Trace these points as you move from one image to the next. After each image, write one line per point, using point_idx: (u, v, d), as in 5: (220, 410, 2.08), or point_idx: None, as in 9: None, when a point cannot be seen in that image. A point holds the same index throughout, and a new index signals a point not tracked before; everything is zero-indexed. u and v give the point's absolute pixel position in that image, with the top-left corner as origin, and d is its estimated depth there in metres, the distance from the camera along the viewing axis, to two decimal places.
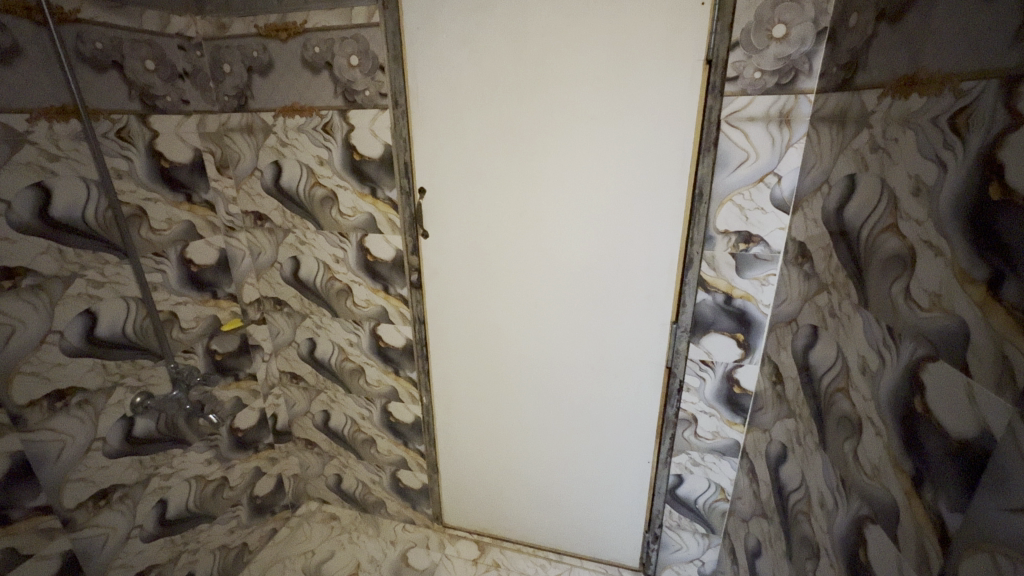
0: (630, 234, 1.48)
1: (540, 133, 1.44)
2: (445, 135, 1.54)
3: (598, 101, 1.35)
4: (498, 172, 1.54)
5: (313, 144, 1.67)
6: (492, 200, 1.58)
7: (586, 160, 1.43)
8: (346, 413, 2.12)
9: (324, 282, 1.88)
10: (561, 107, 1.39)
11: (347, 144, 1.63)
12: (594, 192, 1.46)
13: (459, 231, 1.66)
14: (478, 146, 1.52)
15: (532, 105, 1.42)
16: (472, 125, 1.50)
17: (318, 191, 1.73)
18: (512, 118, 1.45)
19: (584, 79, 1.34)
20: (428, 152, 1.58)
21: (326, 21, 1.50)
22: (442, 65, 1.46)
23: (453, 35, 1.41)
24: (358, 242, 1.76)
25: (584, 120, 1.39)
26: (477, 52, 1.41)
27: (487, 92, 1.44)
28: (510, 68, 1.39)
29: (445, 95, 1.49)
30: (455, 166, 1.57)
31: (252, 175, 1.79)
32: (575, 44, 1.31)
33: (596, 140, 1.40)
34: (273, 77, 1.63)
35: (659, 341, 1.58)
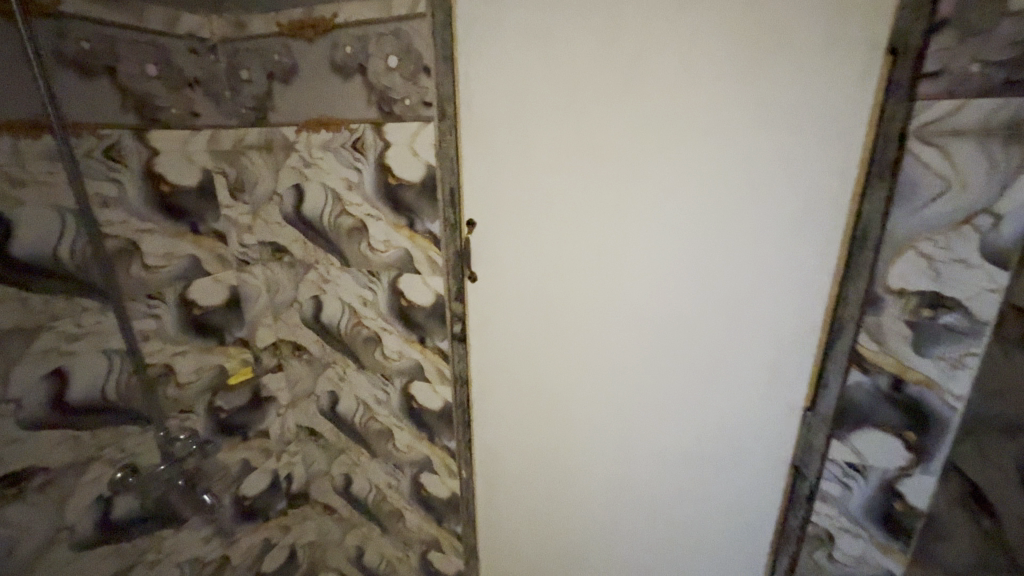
0: (748, 285, 1.09)
1: (630, 151, 1.09)
2: (502, 154, 1.21)
3: (715, 106, 0.99)
4: (571, 200, 1.19)
5: (341, 165, 1.37)
6: (559, 236, 1.23)
7: (694, 186, 1.06)
8: (370, 479, 1.79)
9: (350, 328, 1.57)
10: (661, 115, 1.04)
11: (382, 165, 1.32)
12: (701, 231, 1.09)
13: (515, 273, 1.32)
14: (545, 166, 1.18)
15: (621, 113, 1.07)
16: (538, 140, 1.16)
17: (346, 221, 1.43)
18: (591, 131, 1.11)
19: (697, 76, 0.98)
20: (479, 174, 1.25)
21: (361, 14, 1.21)
22: (502, 63, 1.13)
23: (518, 23, 1.09)
24: (391, 283, 1.44)
25: (693, 131, 1.02)
26: (549, 45, 1.08)
27: (560, 98, 1.11)
28: (593, 64, 1.05)
29: (505, 102, 1.16)
30: (513, 191, 1.23)
31: (271, 200, 1.51)
32: (688, 29, 0.96)
33: (709, 159, 1.03)
34: (298, 85, 1.34)
35: (782, 428, 1.17)
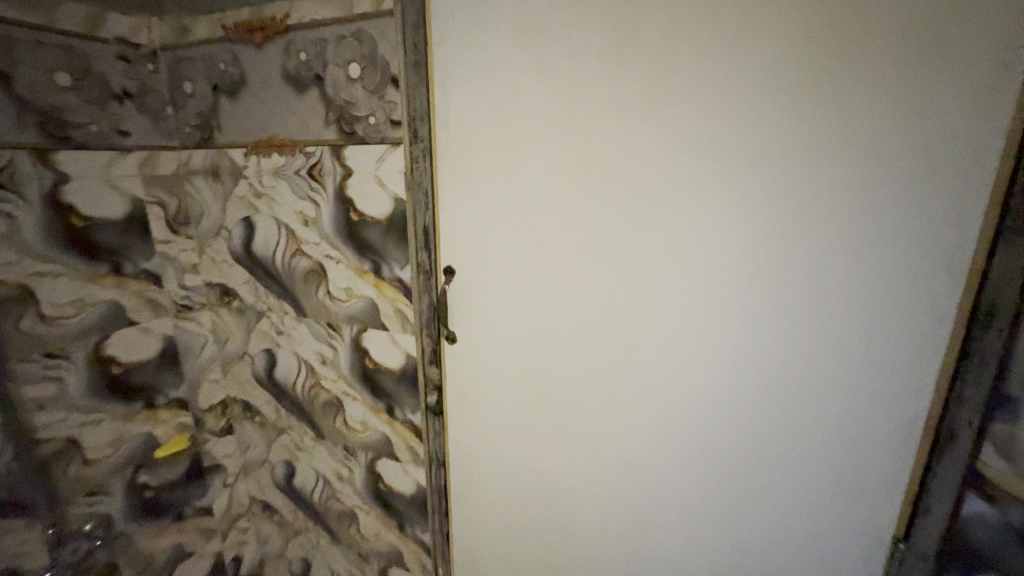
0: (812, 375, 0.78)
1: (652, 186, 0.81)
2: (486, 186, 0.95)
3: (773, 129, 0.70)
4: (573, 247, 0.91)
5: (294, 196, 1.13)
6: (558, 292, 0.95)
7: (741, 237, 0.76)
8: (331, 567, 1.49)
9: (307, 389, 1.30)
10: (696, 141, 0.75)
11: (342, 197, 1.07)
12: (751, 297, 0.79)
13: (502, 334, 1.04)
14: (541, 204, 0.91)
15: (640, 137, 0.79)
16: (528, 170, 0.90)
17: (301, 263, 1.17)
18: (601, 160, 0.84)
19: (747, 87, 0.70)
20: (459, 211, 0.99)
21: (317, 13, 0.98)
22: (486, 72, 0.88)
23: (506, 21, 0.84)
24: (352, 339, 1.18)
25: (742, 162, 0.74)
26: (546, 49, 0.82)
27: (560, 117, 0.85)
28: (603, 71, 0.79)
29: (490, 122, 0.91)
30: (500, 233, 0.97)
31: (218, 235, 1.26)
32: (735, 22, 0.68)
33: (763, 201, 0.74)
34: (246, 100, 1.11)
35: (858, 564, 0.85)
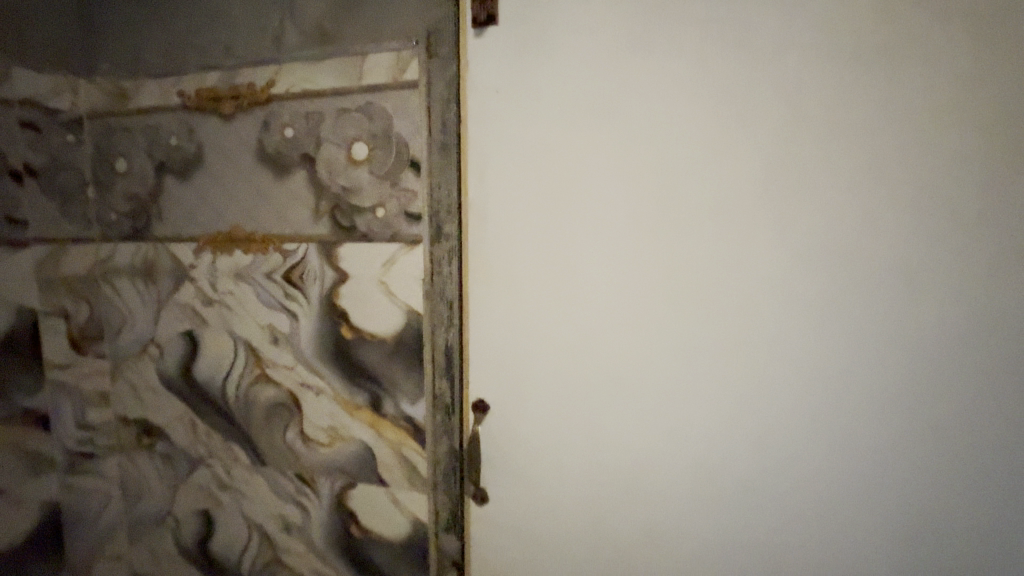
0: (987, 542, 0.60)
1: (768, 299, 0.63)
2: (536, 297, 0.73)
3: (930, 234, 0.58)
4: (656, 376, 0.69)
5: (261, 304, 0.85)
6: (633, 435, 0.71)
7: (889, 363, 0.60)
8: None
9: (259, 567, 0.93)
10: (829, 246, 0.60)
11: (330, 308, 0.81)
12: (902, 442, 0.61)
13: (554, 493, 0.76)
14: (612, 319, 0.70)
15: (753, 240, 0.63)
16: (596, 278, 0.70)
17: (264, 393, 0.87)
18: (699, 266, 0.65)
19: (895, 187, 0.58)
20: (495, 327, 0.75)
21: (312, 81, 0.77)
22: (542, 158, 0.70)
23: (572, 99, 0.68)
24: (334, 497, 0.86)
25: (882, 275, 0.60)
26: (626, 132, 0.66)
27: (643, 213, 0.67)
28: (704, 160, 0.63)
29: (544, 217, 0.71)
30: (552, 357, 0.73)
31: (143, 353, 0.93)
32: (879, 113, 0.57)
33: (918, 319, 0.59)
34: (202, 182, 0.85)
35: None
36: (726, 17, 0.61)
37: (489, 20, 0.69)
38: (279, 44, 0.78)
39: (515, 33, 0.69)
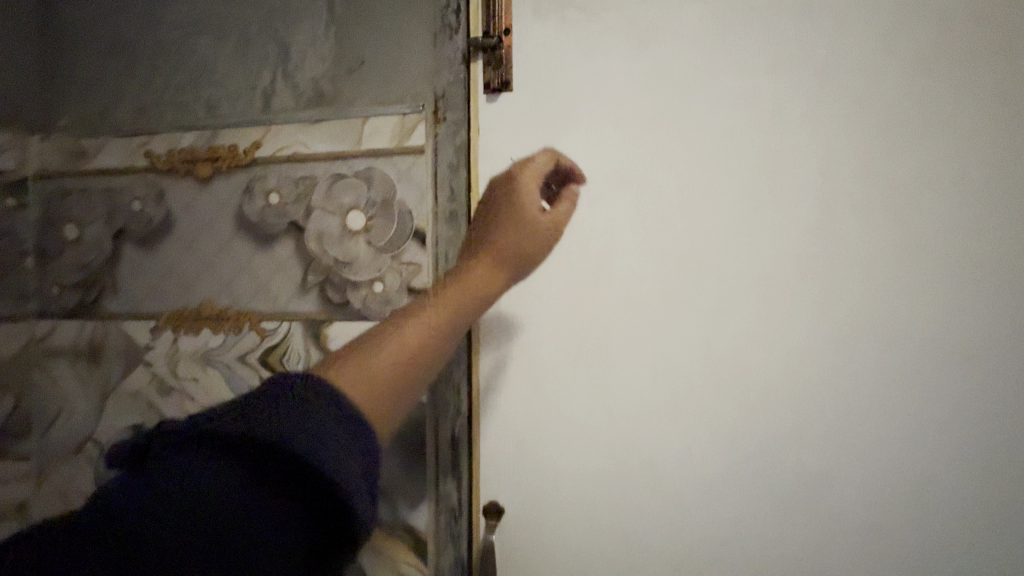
0: None
1: (815, 379, 0.59)
2: (560, 384, 0.64)
3: (971, 309, 0.56)
4: (698, 468, 0.62)
5: (230, 393, 0.73)
6: (672, 535, 0.63)
7: (940, 443, 0.58)
8: None
9: None
10: (873, 323, 0.58)
11: None
12: (954, 531, 0.58)
13: None
14: (647, 405, 0.63)
15: (797, 317, 0.59)
16: (624, 360, 0.63)
17: None
18: (742, 346, 0.60)
19: (935, 262, 0.57)
20: (512, 415, 0.66)
21: (305, 145, 0.70)
22: (563, 228, 0.64)
23: (595, 167, 0.63)
24: None
25: (923, 354, 0.57)
26: (656, 203, 0.62)
27: (678, 289, 0.61)
28: (741, 234, 0.60)
29: (567, 293, 0.64)
30: (579, 449, 0.65)
31: (77, 453, 0.78)
32: (914, 189, 0.57)
33: (963, 397, 0.57)
34: (168, 252, 0.75)
35: None
36: (756, 91, 0.59)
37: (503, 87, 0.66)
38: (269, 103, 0.72)
39: (531, 100, 0.65)
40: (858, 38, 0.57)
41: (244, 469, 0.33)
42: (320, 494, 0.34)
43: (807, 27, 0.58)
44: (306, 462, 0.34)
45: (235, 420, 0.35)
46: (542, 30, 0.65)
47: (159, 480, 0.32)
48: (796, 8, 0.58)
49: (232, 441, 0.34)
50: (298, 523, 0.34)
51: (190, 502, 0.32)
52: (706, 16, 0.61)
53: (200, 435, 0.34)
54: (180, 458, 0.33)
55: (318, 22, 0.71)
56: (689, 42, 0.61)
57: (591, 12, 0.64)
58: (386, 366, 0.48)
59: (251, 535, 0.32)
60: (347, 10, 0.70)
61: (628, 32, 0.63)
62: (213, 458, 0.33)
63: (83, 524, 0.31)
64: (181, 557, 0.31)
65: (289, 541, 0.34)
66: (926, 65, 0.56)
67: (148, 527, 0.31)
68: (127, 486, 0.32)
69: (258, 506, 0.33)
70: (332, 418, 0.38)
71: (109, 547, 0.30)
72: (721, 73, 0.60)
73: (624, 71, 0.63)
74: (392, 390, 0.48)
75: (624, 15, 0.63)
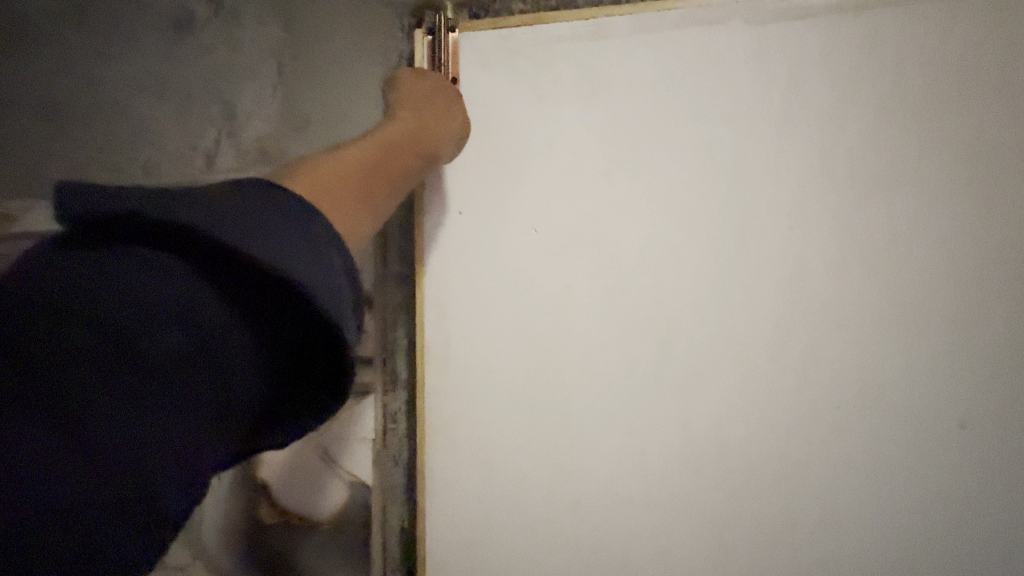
0: None
1: (795, 450, 0.54)
2: (510, 459, 0.58)
3: (963, 373, 0.52)
4: (679, 561, 0.55)
5: None
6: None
7: (939, 525, 0.52)
8: None
9: None
10: (856, 386, 0.53)
11: (247, 482, 0.62)
12: None
13: None
14: (612, 483, 0.56)
15: (776, 384, 0.54)
16: (580, 431, 0.57)
17: None
18: (720, 418, 0.55)
19: (914, 322, 0.53)
20: (465, 503, 0.59)
21: None
22: (516, 289, 0.59)
23: (547, 221, 0.59)
24: None
25: (896, 418, 0.53)
26: (613, 262, 0.58)
27: (643, 356, 0.56)
28: (710, 296, 0.56)
29: (523, 362, 0.59)
30: (541, 540, 0.57)
31: None
32: (883, 245, 0.54)
33: (964, 473, 0.51)
34: None
35: None
36: (713, 141, 0.57)
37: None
38: (212, 164, 0.69)
39: (480, 150, 0.62)
40: (804, 92, 0.56)
41: (225, 296, 0.31)
42: (304, 305, 0.32)
43: (756, 82, 0.57)
44: (297, 281, 0.31)
45: (215, 215, 0.31)
46: (490, 78, 0.62)
47: (155, 298, 0.29)
48: (745, 61, 0.57)
49: (218, 254, 0.31)
50: (286, 329, 0.33)
51: (204, 344, 0.30)
52: (659, 63, 0.59)
53: (181, 245, 0.31)
54: (169, 276, 0.30)
55: (264, 83, 0.69)
56: (643, 90, 0.59)
57: (544, 62, 0.61)
58: (336, 170, 0.41)
59: (256, 357, 0.32)
60: (294, 68, 0.68)
61: (579, 80, 0.60)
62: (205, 284, 0.31)
63: (53, 350, 0.27)
64: (176, 382, 0.29)
65: (292, 359, 0.34)
66: (876, 119, 0.55)
67: (162, 366, 0.29)
68: (87, 292, 0.28)
69: (260, 252, 0.30)
70: (326, 241, 0.34)
71: (128, 380, 0.28)
72: (676, 125, 0.58)
73: (577, 123, 0.60)
74: (349, 186, 0.41)
75: (576, 65, 0.60)
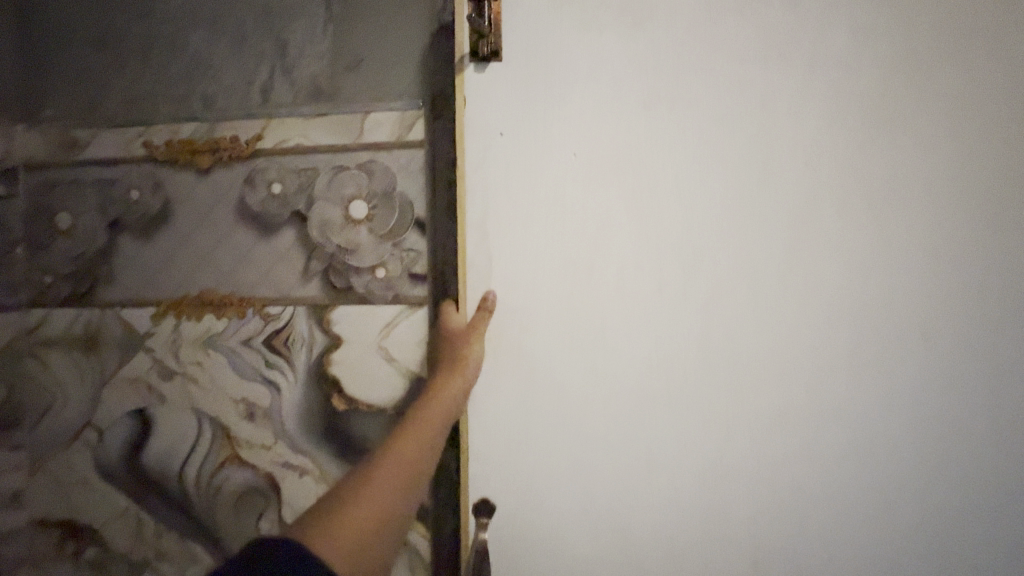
0: (948, 547, 0.67)
1: (773, 339, 0.68)
2: (548, 345, 0.71)
3: (901, 280, 0.67)
4: (684, 440, 0.70)
5: (240, 381, 0.76)
6: (662, 502, 0.71)
7: (875, 394, 0.68)
8: None
9: None
10: (824, 287, 0.68)
11: (320, 376, 0.74)
12: (875, 467, 0.68)
13: (562, 548, 0.72)
14: (632, 363, 0.70)
15: (765, 298, 0.68)
16: (608, 322, 0.70)
17: (233, 479, 0.76)
18: (728, 329, 0.69)
19: (878, 251, 0.67)
20: (507, 395, 0.72)
21: (308, 136, 0.74)
22: (560, 203, 0.70)
23: (588, 145, 0.69)
24: None
25: (852, 314, 0.67)
26: (641, 192, 0.69)
27: (664, 263, 0.69)
28: (723, 226, 0.68)
29: (563, 267, 0.70)
30: (573, 408, 0.71)
31: (74, 442, 0.79)
32: (854, 178, 0.67)
33: (904, 367, 0.67)
34: (167, 242, 0.77)
35: None
36: (744, 74, 0.67)
37: (491, 55, 0.69)
38: (269, 99, 0.75)
39: (532, 73, 0.69)
40: (798, 52, 0.67)
41: None
42: None
43: (759, 41, 0.67)
44: None
45: None
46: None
47: None
48: (751, 22, 0.67)
49: None
50: None
51: None
52: None
53: None
54: None
55: (315, 22, 0.74)
56: (682, 21, 0.68)
57: (582, 15, 0.69)
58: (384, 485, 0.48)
59: None
60: (346, 9, 0.74)
61: (624, 6, 0.68)
62: None
63: None
64: None
65: None
66: (852, 79, 0.66)
67: None
68: None
69: None
70: None
71: None
72: (692, 76, 0.68)
73: (612, 72, 0.69)
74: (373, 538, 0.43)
75: (611, 18, 0.68)
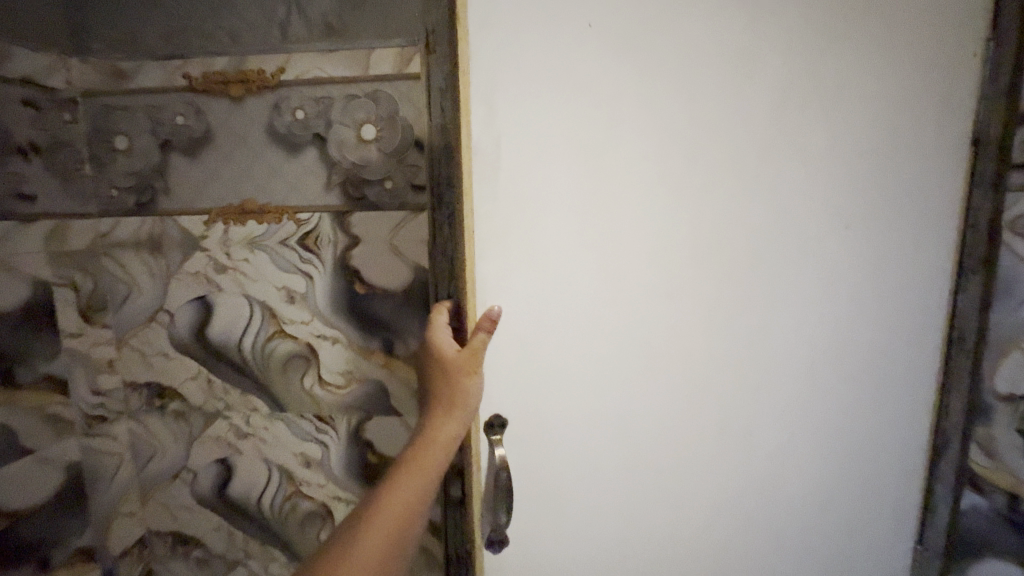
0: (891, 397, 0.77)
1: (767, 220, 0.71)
2: (560, 233, 0.71)
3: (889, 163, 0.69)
4: (680, 321, 0.74)
5: (280, 272, 0.96)
6: (658, 376, 0.76)
7: (855, 269, 0.72)
8: None
9: (277, 504, 1.06)
10: (816, 169, 0.69)
11: (343, 266, 0.94)
12: (849, 334, 0.74)
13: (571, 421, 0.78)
14: (639, 251, 0.71)
15: (761, 182, 0.70)
16: (618, 212, 0.70)
17: (280, 347, 0.99)
18: (714, 216, 0.70)
19: (870, 135, 0.69)
20: (525, 283, 0.72)
21: (324, 68, 0.88)
22: (565, 88, 0.67)
23: (598, 21, 0.65)
24: (349, 429, 1.01)
25: (841, 195, 0.70)
26: (649, 63, 0.66)
27: (670, 151, 0.69)
28: (732, 111, 0.66)
29: (571, 157, 0.69)
30: (582, 293, 0.73)
31: (151, 322, 1.00)
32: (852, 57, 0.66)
33: (883, 245, 0.72)
34: (211, 159, 0.93)
35: None
36: None
37: None
38: (287, 34, 0.89)
39: None
40: None
41: None
42: None
43: None
44: None
45: None
46: None
47: None
48: None
49: None
50: None
51: None
52: None
53: None
54: None
55: None
56: None
57: None
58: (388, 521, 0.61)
59: None
60: None
61: None
62: None
63: None
64: None
65: None
66: None
67: None
68: None
69: None
70: None
71: None
72: None
73: None
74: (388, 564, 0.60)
75: None
